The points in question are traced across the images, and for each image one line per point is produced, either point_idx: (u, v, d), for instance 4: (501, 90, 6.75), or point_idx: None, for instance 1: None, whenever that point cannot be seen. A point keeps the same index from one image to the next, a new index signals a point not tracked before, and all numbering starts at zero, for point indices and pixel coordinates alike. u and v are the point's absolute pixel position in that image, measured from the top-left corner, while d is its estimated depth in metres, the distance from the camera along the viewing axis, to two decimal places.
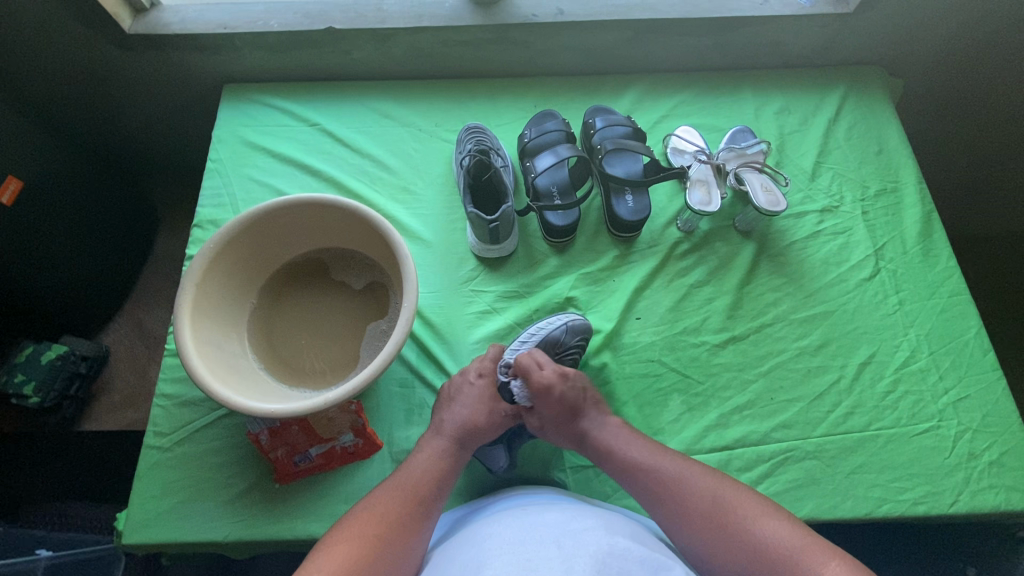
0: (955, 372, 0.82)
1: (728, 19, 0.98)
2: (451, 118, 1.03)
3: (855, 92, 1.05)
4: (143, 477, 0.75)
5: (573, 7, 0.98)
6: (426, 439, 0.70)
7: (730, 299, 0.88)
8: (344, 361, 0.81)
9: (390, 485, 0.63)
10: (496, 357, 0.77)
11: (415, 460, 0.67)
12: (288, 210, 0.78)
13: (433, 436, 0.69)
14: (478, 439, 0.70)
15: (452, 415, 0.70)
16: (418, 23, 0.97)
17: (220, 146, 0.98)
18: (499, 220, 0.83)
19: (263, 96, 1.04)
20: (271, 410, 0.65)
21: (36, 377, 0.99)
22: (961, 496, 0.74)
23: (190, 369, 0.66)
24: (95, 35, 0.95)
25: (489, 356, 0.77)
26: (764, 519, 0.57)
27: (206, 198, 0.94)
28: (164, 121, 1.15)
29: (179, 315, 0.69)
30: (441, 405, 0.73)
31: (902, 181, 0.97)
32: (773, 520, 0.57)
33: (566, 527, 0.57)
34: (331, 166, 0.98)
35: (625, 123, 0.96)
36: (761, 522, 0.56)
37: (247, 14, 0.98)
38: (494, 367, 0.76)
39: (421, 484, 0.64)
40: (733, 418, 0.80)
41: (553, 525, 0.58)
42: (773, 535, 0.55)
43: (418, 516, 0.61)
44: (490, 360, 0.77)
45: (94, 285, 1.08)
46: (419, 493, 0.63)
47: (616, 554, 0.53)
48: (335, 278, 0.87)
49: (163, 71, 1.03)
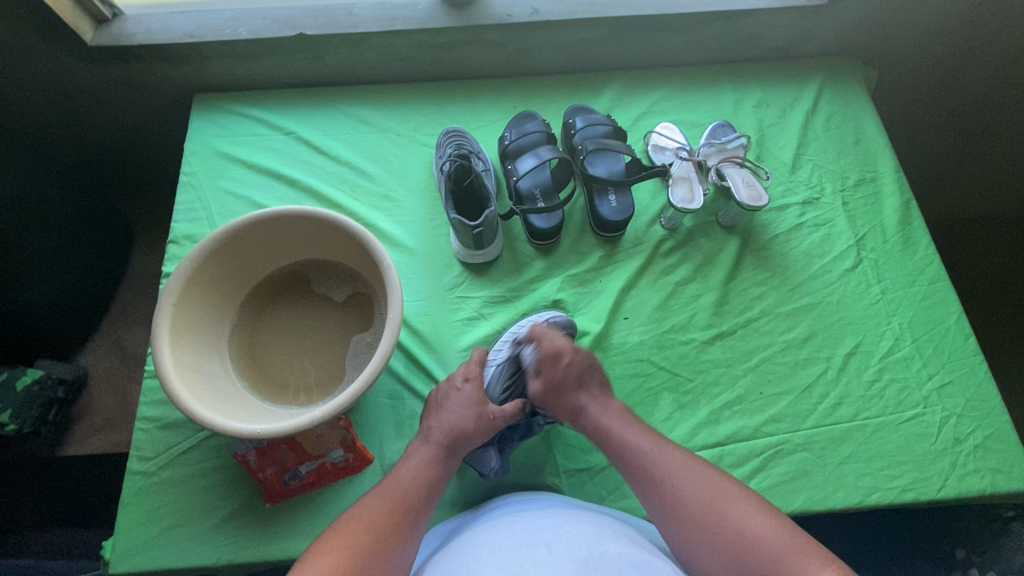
0: (937, 359, 0.83)
1: (704, 13, 0.98)
2: (430, 122, 1.01)
3: (831, 83, 1.06)
4: (128, 504, 0.73)
5: (549, 6, 0.97)
6: (415, 447, 0.69)
7: (717, 295, 0.88)
8: (331, 375, 0.80)
9: (378, 494, 0.62)
10: (483, 360, 0.76)
11: (403, 468, 0.66)
12: (266, 224, 0.76)
13: (425, 448, 0.68)
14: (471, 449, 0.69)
15: (444, 426, 0.69)
16: (391, 27, 0.95)
17: (193, 158, 0.96)
18: (483, 225, 0.82)
19: (235, 105, 1.01)
20: (257, 430, 0.64)
21: (12, 404, 0.96)
22: (949, 481, 0.75)
23: (171, 393, 0.64)
24: (56, 48, 0.92)
25: (475, 360, 0.75)
26: (752, 514, 0.56)
27: (180, 213, 0.92)
28: (134, 135, 1.12)
29: (157, 337, 0.67)
30: (432, 415, 0.72)
31: (880, 170, 0.98)
32: (760, 516, 0.56)
33: (559, 531, 0.57)
34: (309, 175, 0.96)
35: (605, 122, 0.96)
36: (749, 517, 0.56)
37: (214, 22, 0.95)
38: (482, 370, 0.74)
39: (409, 492, 0.63)
40: (723, 415, 0.80)
41: (547, 530, 0.58)
42: (759, 530, 0.55)
43: (406, 524, 0.60)
44: (477, 363, 0.75)
45: (69, 303, 1.05)
46: (407, 501, 0.61)
47: (608, 558, 0.53)
48: (317, 290, 0.85)
49: (129, 83, 1.00)
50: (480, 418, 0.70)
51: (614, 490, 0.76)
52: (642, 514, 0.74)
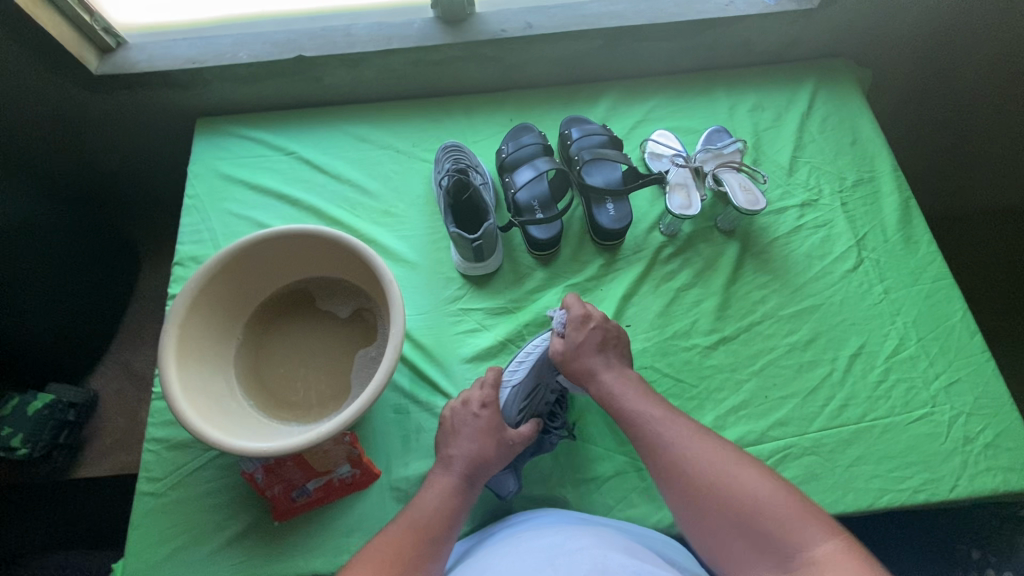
0: (944, 357, 0.82)
1: (695, 22, 0.99)
2: (428, 138, 1.03)
3: (825, 85, 1.06)
4: (139, 525, 0.74)
5: (541, 20, 0.98)
6: (435, 476, 0.69)
7: (718, 300, 0.88)
8: (335, 392, 0.80)
9: (402, 525, 0.62)
10: (495, 381, 0.76)
11: (425, 497, 0.66)
12: (268, 243, 0.77)
13: (446, 477, 0.68)
14: (479, 462, 0.70)
15: (464, 454, 0.69)
16: (387, 46, 0.97)
17: (197, 181, 0.97)
18: (482, 238, 0.83)
19: (237, 127, 1.03)
20: (263, 449, 0.64)
21: (24, 429, 0.97)
22: (961, 481, 0.74)
23: (177, 413, 0.64)
24: (63, 78, 0.94)
25: (489, 382, 0.75)
26: (762, 483, 0.57)
27: (185, 235, 0.93)
28: (140, 160, 1.14)
29: (164, 359, 0.68)
30: (444, 437, 0.72)
31: (877, 170, 0.98)
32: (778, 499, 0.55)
33: (561, 548, 0.57)
34: (310, 194, 0.97)
35: (601, 132, 0.97)
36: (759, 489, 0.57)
37: (215, 48, 0.97)
38: (495, 392, 0.75)
39: (432, 522, 0.63)
40: (729, 420, 0.80)
41: (547, 548, 0.58)
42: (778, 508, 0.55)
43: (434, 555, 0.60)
44: (490, 386, 0.75)
45: (79, 327, 1.07)
46: (431, 532, 0.62)
47: (610, 568, 0.53)
48: (321, 308, 0.86)
49: (134, 109, 1.02)
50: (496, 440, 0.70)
51: (622, 499, 0.76)
52: (652, 523, 0.74)
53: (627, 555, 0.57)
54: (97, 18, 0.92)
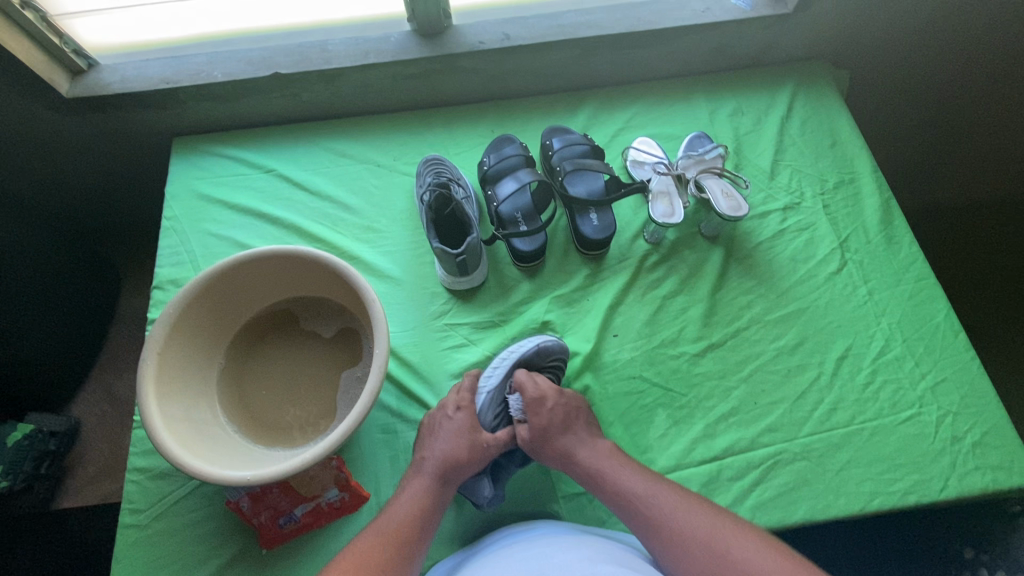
0: (929, 357, 0.83)
1: (673, 29, 0.99)
2: (409, 151, 1.02)
3: (803, 88, 1.07)
4: (121, 559, 0.72)
5: (519, 31, 0.98)
6: (409, 479, 0.68)
7: (704, 307, 0.88)
8: (321, 415, 0.79)
9: (372, 532, 0.61)
10: (472, 387, 0.77)
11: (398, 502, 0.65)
12: (248, 265, 0.76)
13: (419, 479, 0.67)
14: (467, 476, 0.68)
15: (436, 456, 0.69)
16: (364, 61, 0.96)
17: (174, 202, 0.96)
18: (466, 253, 0.82)
19: (214, 146, 1.02)
20: (247, 478, 0.63)
21: (3, 460, 0.94)
22: (950, 482, 0.74)
23: (158, 445, 0.63)
24: (34, 102, 0.92)
25: (466, 387, 0.76)
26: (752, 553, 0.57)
27: (163, 258, 0.91)
28: (116, 181, 1.12)
29: (143, 389, 0.66)
30: (421, 439, 0.72)
31: (858, 171, 0.98)
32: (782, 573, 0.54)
33: (555, 559, 0.58)
34: (291, 212, 0.96)
35: (583, 142, 0.96)
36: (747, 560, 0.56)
37: (189, 67, 0.96)
38: (472, 397, 0.76)
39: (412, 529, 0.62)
40: (719, 427, 0.79)
41: (542, 559, 0.58)
42: None
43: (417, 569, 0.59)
44: (467, 391, 0.76)
45: (56, 356, 1.04)
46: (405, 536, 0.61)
47: None
48: (304, 328, 0.85)
49: (108, 130, 1.00)
50: (469, 441, 0.70)
51: (615, 513, 0.75)
52: None
53: (621, 566, 0.57)
54: (66, 40, 0.91)
